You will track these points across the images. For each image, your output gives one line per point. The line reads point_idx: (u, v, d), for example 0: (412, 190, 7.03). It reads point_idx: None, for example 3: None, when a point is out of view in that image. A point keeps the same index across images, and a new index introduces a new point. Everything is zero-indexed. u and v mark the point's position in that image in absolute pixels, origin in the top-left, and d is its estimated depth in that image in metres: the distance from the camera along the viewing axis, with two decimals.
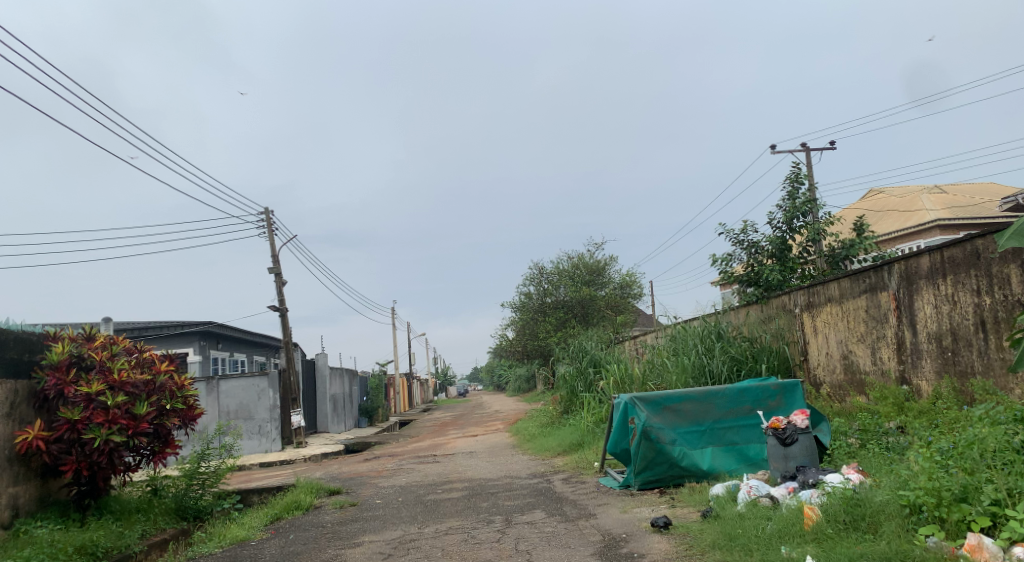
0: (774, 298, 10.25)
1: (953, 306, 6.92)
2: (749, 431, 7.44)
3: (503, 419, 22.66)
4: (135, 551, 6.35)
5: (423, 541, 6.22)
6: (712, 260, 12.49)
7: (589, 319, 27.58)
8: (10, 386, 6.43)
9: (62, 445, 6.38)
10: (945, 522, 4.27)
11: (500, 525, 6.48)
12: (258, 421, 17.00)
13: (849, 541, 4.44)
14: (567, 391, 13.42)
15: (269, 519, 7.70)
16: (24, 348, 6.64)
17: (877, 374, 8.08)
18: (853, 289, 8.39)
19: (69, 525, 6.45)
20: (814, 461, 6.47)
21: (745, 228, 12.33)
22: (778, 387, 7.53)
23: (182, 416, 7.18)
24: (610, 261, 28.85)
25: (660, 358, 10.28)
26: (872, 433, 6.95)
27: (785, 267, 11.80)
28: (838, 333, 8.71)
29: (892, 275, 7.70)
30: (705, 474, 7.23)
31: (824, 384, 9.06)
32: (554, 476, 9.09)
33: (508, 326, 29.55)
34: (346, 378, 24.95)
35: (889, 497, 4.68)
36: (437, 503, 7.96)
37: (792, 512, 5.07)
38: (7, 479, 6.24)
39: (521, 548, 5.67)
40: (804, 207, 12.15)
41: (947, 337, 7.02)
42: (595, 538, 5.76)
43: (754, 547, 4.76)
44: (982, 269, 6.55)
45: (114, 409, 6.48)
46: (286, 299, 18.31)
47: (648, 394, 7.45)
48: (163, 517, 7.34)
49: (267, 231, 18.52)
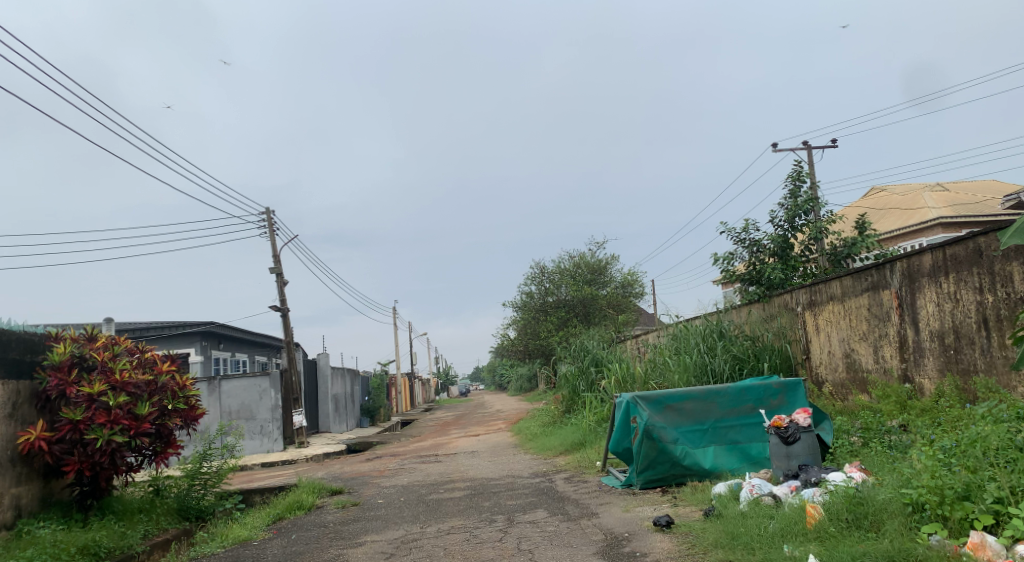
0: (776, 297, 10.23)
1: (956, 304, 6.90)
2: (751, 430, 7.43)
3: (505, 419, 22.68)
4: (137, 551, 6.35)
5: (425, 541, 6.22)
6: (714, 258, 12.48)
7: (590, 319, 27.58)
8: (12, 386, 6.44)
9: (65, 445, 6.38)
10: (948, 520, 4.26)
11: (503, 525, 6.48)
12: (260, 421, 17.00)
13: (852, 540, 4.44)
14: (569, 390, 13.41)
15: (271, 519, 7.70)
16: (26, 348, 6.65)
17: (880, 372, 8.06)
18: (855, 287, 8.37)
19: (71, 525, 6.45)
20: (816, 459, 6.46)
21: (747, 227, 12.33)
22: (780, 386, 7.51)
23: (184, 416, 7.18)
24: (611, 260, 28.83)
25: (662, 357, 10.27)
26: (875, 431, 6.97)
27: (786, 265, 11.79)
28: (840, 331, 8.70)
29: (895, 273, 7.68)
30: (707, 473, 7.22)
31: (826, 383, 9.04)
32: (557, 475, 9.08)
33: (510, 326, 29.55)
34: (348, 378, 24.97)
35: (891, 495, 4.67)
36: (439, 502, 7.96)
37: (795, 510, 5.06)
38: (10, 480, 6.25)
39: (524, 547, 5.68)
40: (806, 206, 12.14)
41: (949, 335, 7.01)
42: (598, 537, 5.76)
43: (756, 546, 4.75)
44: (985, 266, 6.54)
45: (116, 409, 6.48)
46: (287, 299, 18.34)
47: (650, 393, 7.44)
48: (166, 517, 7.35)
49: (267, 231, 18.56)
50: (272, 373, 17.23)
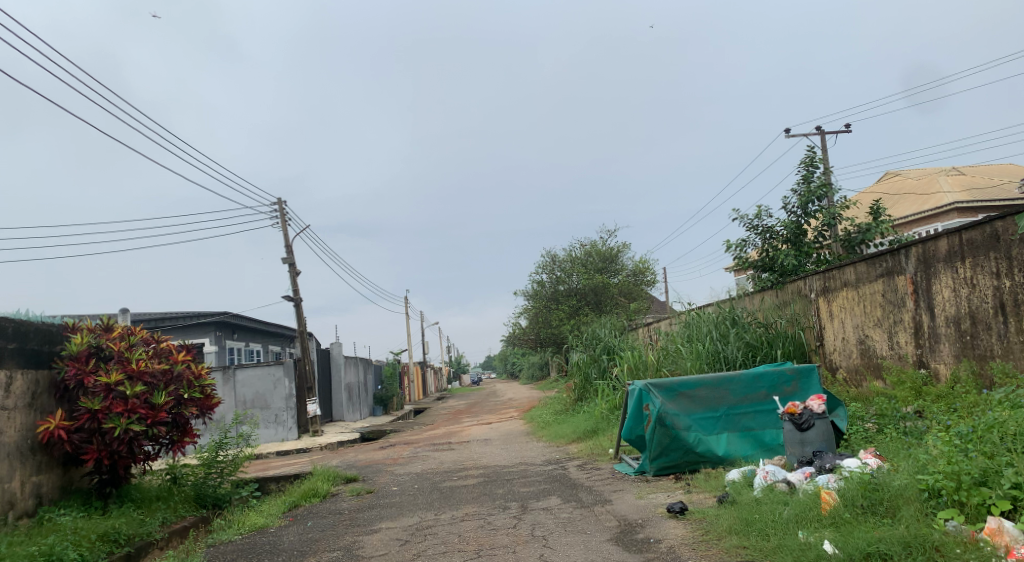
0: (789, 283, 10.18)
1: (972, 289, 6.84)
2: (764, 416, 7.40)
3: (518, 407, 22.73)
4: (156, 539, 6.45)
5: (439, 528, 6.26)
6: (726, 246, 12.44)
7: (602, 307, 27.52)
8: (31, 376, 6.51)
9: (83, 434, 6.47)
10: (965, 506, 4.25)
11: (516, 512, 6.50)
12: (274, 410, 17.15)
13: (867, 526, 4.42)
14: (581, 377, 13.46)
15: (287, 506, 7.80)
16: (44, 339, 6.72)
17: (894, 358, 8.02)
18: (870, 273, 8.32)
19: (91, 512, 6.54)
20: (831, 445, 6.43)
21: (759, 213, 12.25)
22: (793, 372, 7.47)
23: (200, 405, 7.24)
24: (623, 248, 28.70)
25: (675, 345, 10.29)
26: (890, 418, 6.97)
27: (800, 252, 11.73)
28: (854, 318, 8.65)
29: (910, 259, 7.63)
30: (720, 459, 7.22)
31: (840, 369, 9.02)
32: (569, 463, 9.11)
33: (520, 314, 29.67)
34: (361, 367, 25.11)
35: (907, 481, 4.64)
36: (452, 490, 8.01)
37: (809, 496, 5.04)
38: (30, 468, 6.33)
39: (538, 534, 5.70)
40: (819, 191, 12.03)
41: (965, 321, 6.95)
42: (611, 524, 5.78)
43: (771, 532, 4.77)
44: (1001, 251, 6.48)
45: (132, 399, 6.54)
46: (300, 289, 18.48)
47: (662, 381, 7.44)
48: (183, 505, 7.43)
49: (281, 221, 18.71)
50: (285, 362, 17.37)
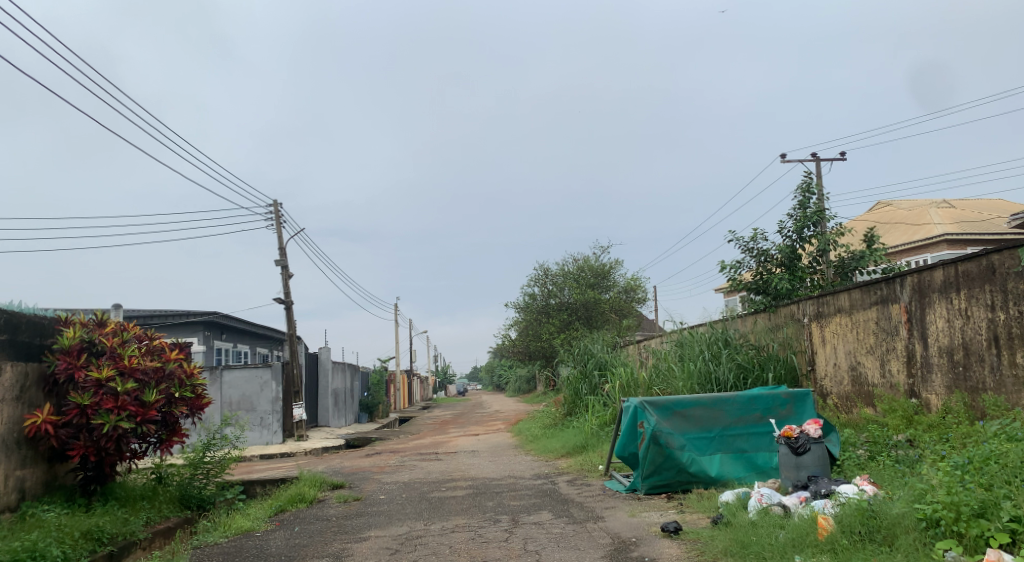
0: (782, 307, 10.21)
1: (966, 320, 6.89)
2: (759, 439, 7.41)
3: (505, 419, 22.63)
4: (139, 538, 6.37)
5: (430, 538, 6.22)
6: (721, 267, 12.50)
7: (593, 322, 27.64)
8: (20, 368, 6.41)
9: (70, 430, 6.38)
10: (964, 537, 4.24)
11: (508, 525, 6.47)
12: (260, 412, 16.98)
13: (866, 553, 4.42)
14: (571, 392, 13.44)
15: (273, 511, 7.73)
16: (35, 332, 6.65)
17: (886, 386, 8.06)
18: (864, 300, 8.36)
19: (75, 509, 6.44)
20: (826, 471, 6.43)
21: (754, 236, 12.35)
22: (788, 396, 7.52)
23: (190, 405, 7.19)
24: (615, 265, 28.78)
25: (666, 363, 10.29)
26: (881, 445, 7.00)
27: (794, 276, 11.77)
28: (847, 344, 8.70)
29: (904, 288, 7.67)
30: (713, 480, 7.21)
31: (831, 395, 9.05)
32: (559, 478, 9.08)
33: (511, 327, 29.67)
34: (348, 373, 24.96)
35: (905, 510, 4.64)
36: (441, 500, 7.96)
37: (805, 521, 5.04)
38: (15, 462, 6.25)
39: (530, 548, 5.67)
40: (814, 217, 12.11)
41: (958, 351, 7.00)
42: (604, 541, 5.75)
43: (768, 556, 4.73)
44: (996, 284, 6.53)
45: (123, 396, 6.47)
46: (291, 291, 18.38)
47: (658, 399, 7.42)
48: (167, 505, 7.34)
49: (275, 222, 18.64)
50: (273, 365, 17.29)
